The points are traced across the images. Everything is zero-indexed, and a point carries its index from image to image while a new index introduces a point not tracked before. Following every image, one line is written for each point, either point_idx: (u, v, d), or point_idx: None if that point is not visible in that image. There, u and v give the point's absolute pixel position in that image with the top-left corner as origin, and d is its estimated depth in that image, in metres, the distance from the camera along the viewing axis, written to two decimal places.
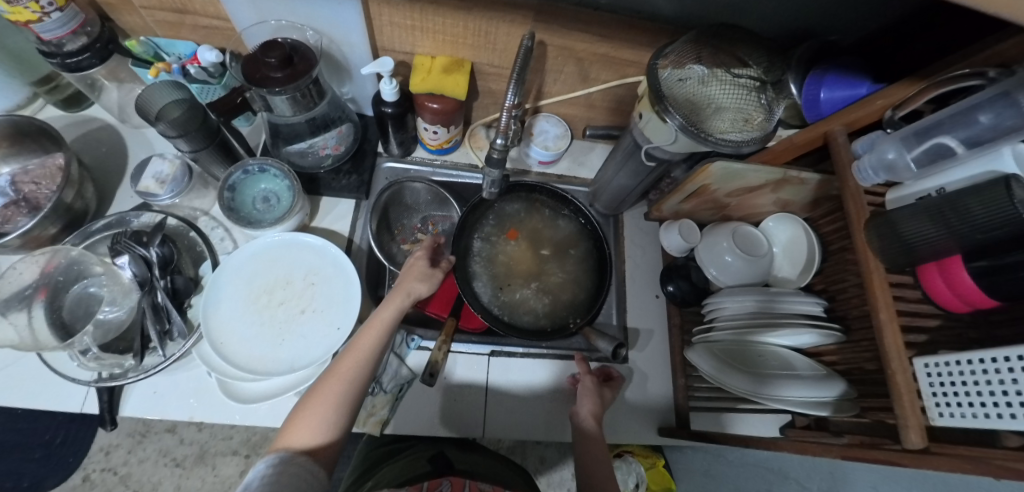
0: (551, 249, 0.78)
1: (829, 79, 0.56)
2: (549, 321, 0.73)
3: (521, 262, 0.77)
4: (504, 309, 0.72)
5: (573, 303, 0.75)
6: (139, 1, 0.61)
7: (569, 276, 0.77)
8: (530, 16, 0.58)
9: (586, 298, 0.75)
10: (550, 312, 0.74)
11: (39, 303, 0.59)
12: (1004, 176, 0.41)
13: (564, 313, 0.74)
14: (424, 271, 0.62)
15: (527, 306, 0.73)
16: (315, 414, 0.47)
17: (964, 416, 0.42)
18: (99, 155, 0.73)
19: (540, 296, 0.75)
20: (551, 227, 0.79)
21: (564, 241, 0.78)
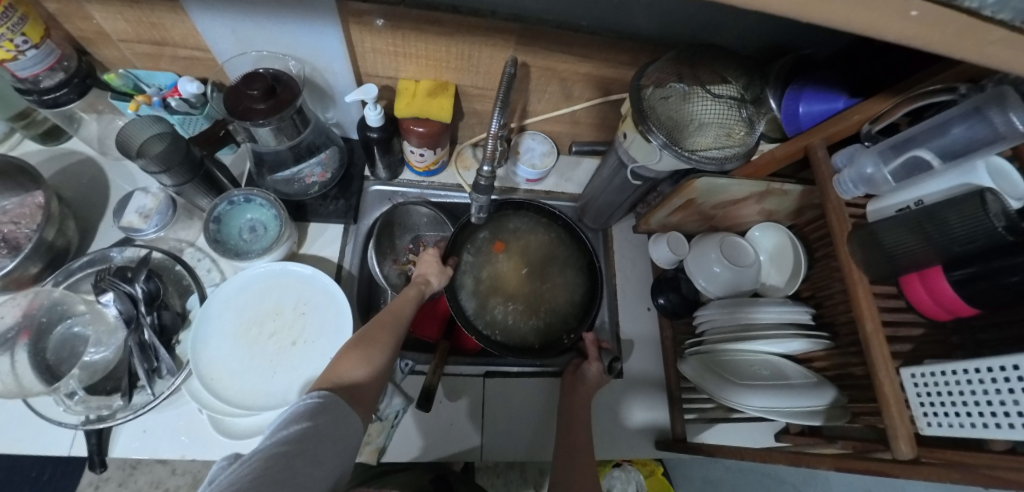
0: (541, 264, 0.77)
1: (807, 94, 0.56)
2: (541, 338, 0.72)
3: (511, 278, 0.75)
4: (495, 328, 0.71)
5: (568, 317, 0.74)
6: (117, 35, 0.61)
7: (562, 289, 0.76)
8: (513, 39, 0.59)
9: (579, 312, 0.74)
10: (542, 329, 0.73)
11: (21, 346, 0.58)
12: (980, 189, 0.43)
13: (557, 328, 0.73)
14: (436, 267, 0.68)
15: (519, 323, 0.72)
16: (351, 361, 0.48)
17: (952, 426, 0.43)
18: (79, 189, 0.71)
19: (531, 312, 0.74)
20: (541, 241, 0.78)
21: (556, 254, 0.78)
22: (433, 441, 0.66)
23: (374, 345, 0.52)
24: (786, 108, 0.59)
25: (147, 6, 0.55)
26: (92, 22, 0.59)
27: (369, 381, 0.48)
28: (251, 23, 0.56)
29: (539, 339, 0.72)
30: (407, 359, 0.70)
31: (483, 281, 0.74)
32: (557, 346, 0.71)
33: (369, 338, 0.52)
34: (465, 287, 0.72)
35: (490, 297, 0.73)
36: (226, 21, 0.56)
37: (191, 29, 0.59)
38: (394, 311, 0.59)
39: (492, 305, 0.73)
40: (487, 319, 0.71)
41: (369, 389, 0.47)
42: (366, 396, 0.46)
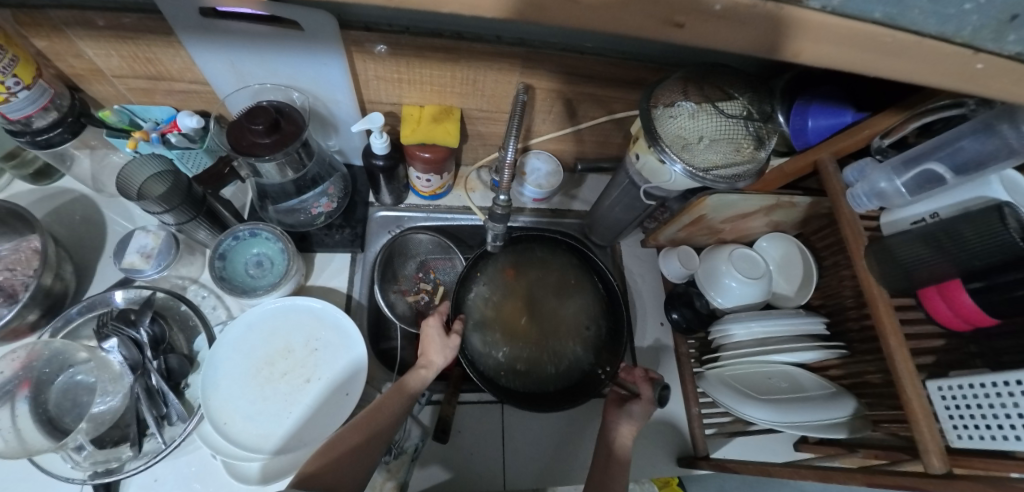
0: (552, 297, 0.69)
1: (814, 109, 0.57)
2: (571, 382, 0.64)
3: (522, 321, 0.67)
4: (515, 379, 0.63)
5: (597, 347, 0.67)
6: (112, 71, 0.59)
7: (584, 317, 0.69)
8: (518, 63, 0.58)
9: (607, 338, 0.67)
10: (570, 371, 0.65)
11: (21, 397, 0.55)
12: (997, 204, 0.43)
13: (588, 362, 0.65)
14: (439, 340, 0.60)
15: (542, 372, 0.64)
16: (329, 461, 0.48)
17: (982, 438, 0.43)
18: (72, 229, 0.69)
19: (552, 357, 0.65)
20: (549, 270, 0.71)
21: (568, 282, 0.71)
22: (451, 471, 0.65)
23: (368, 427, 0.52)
24: (793, 123, 0.60)
25: (142, 42, 0.54)
26: (84, 59, 0.57)
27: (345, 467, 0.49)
28: (251, 56, 0.55)
29: (569, 385, 0.64)
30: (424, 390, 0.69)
31: (492, 329, 0.65)
32: (595, 381, 0.63)
33: (361, 422, 0.53)
34: (474, 339, 0.64)
35: (503, 347, 0.65)
36: (224, 54, 0.55)
37: (187, 63, 0.57)
38: (402, 388, 0.57)
39: (507, 355, 0.64)
40: (505, 374, 0.63)
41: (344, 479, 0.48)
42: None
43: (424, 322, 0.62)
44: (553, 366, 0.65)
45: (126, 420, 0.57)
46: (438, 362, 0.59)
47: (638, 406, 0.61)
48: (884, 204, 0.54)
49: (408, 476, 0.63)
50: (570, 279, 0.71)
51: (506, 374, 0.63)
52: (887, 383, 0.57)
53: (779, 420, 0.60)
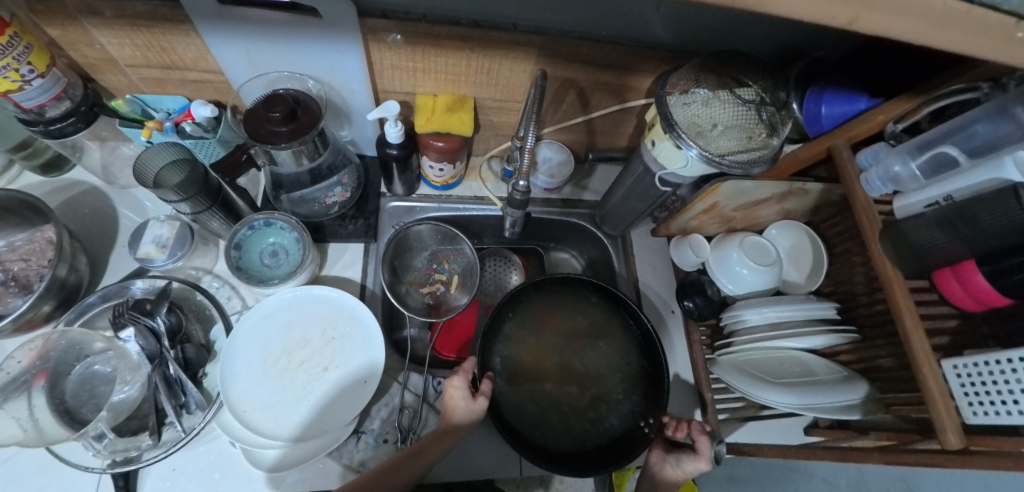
0: (574, 350, 0.72)
1: (828, 95, 0.58)
2: (603, 440, 0.65)
3: (545, 377, 0.69)
4: (539, 435, 0.64)
5: (636, 398, 0.67)
6: (125, 60, 0.59)
7: (623, 368, 0.70)
8: (534, 51, 0.58)
9: (647, 388, 0.68)
10: (600, 427, 0.66)
11: (38, 388, 0.55)
12: (1013, 183, 0.43)
13: (627, 415, 0.66)
14: (466, 401, 0.58)
15: (570, 431, 0.65)
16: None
17: (999, 414, 0.44)
18: (83, 220, 0.69)
19: (578, 413, 0.67)
20: (572, 324, 0.73)
21: (599, 333, 0.73)
22: (465, 460, 0.65)
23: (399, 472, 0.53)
24: (808, 110, 0.61)
25: (158, 30, 0.53)
26: (98, 48, 0.57)
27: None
28: (268, 44, 0.55)
29: (600, 443, 0.65)
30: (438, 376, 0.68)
31: (516, 388, 0.68)
32: (638, 436, 0.64)
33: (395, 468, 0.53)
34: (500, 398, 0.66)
35: (528, 406, 0.66)
36: (240, 42, 0.55)
37: (202, 52, 0.57)
38: (444, 432, 0.57)
39: (533, 415, 0.66)
40: (532, 434, 0.64)
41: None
42: None
43: (447, 383, 0.59)
44: (581, 424, 0.66)
45: (144, 410, 0.56)
46: (463, 428, 0.57)
47: (697, 463, 0.58)
48: (898, 189, 0.55)
49: None
50: (607, 329, 0.73)
51: (531, 431, 0.64)
52: (900, 366, 0.57)
53: (795, 403, 0.60)
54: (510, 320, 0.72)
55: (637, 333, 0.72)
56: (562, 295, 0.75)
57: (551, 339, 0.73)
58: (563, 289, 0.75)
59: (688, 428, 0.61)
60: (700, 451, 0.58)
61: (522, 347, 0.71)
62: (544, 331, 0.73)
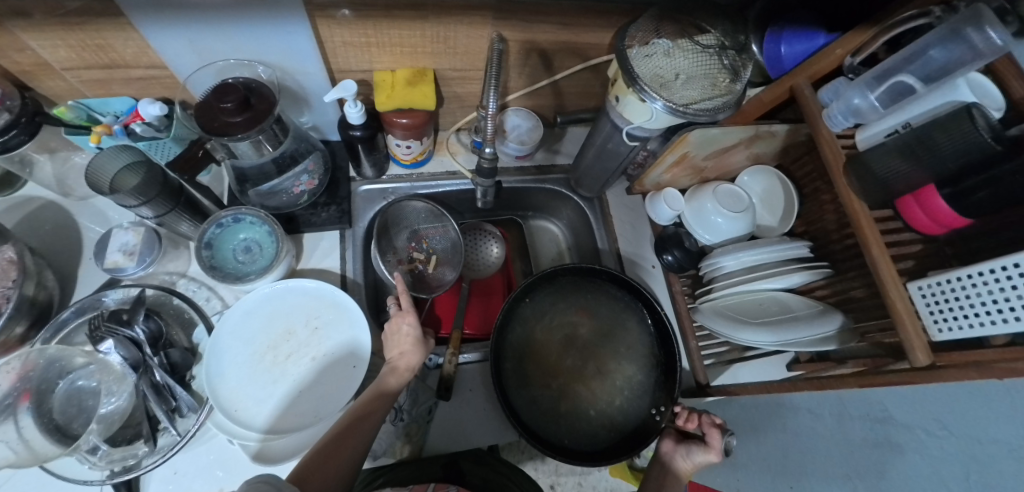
0: (588, 342, 0.72)
1: (787, 34, 0.58)
2: (616, 430, 0.66)
3: (561, 370, 0.70)
4: (553, 426, 0.66)
5: (648, 387, 0.68)
6: (60, 63, 0.56)
7: (635, 357, 0.70)
8: (489, 15, 0.56)
9: (659, 378, 0.68)
10: (614, 417, 0.67)
11: (24, 409, 0.53)
12: (966, 106, 0.44)
13: (639, 403, 0.67)
14: (414, 338, 0.61)
15: (586, 422, 0.66)
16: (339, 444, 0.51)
17: (963, 328, 0.46)
18: (44, 237, 0.66)
19: (593, 404, 0.68)
20: (585, 317, 0.73)
21: (611, 324, 0.73)
22: (465, 431, 0.67)
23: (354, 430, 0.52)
24: (768, 51, 0.61)
25: (91, 27, 0.50)
26: (29, 53, 0.54)
27: (332, 467, 0.49)
28: (211, 30, 0.52)
29: (614, 434, 0.66)
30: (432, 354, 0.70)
31: (533, 383, 0.69)
32: (651, 427, 0.65)
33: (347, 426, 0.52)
34: (516, 394, 0.67)
35: (544, 399, 0.68)
36: (181, 31, 0.52)
37: (142, 46, 0.54)
38: (398, 368, 0.59)
39: (549, 408, 0.67)
40: (548, 427, 0.65)
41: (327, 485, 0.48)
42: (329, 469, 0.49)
43: (394, 320, 0.62)
44: (595, 414, 0.67)
45: (136, 419, 0.56)
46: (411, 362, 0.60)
47: (709, 455, 0.62)
48: (860, 121, 0.55)
49: (425, 439, 0.65)
50: (619, 313, 0.73)
51: (544, 421, 0.66)
52: (872, 294, 0.59)
53: (775, 340, 0.62)
54: (524, 311, 0.72)
55: (648, 321, 0.72)
56: (575, 283, 0.74)
57: (564, 327, 0.73)
58: (574, 277, 0.74)
59: (700, 422, 0.64)
60: (712, 445, 0.62)
61: (535, 337, 0.72)
62: (556, 319, 0.73)
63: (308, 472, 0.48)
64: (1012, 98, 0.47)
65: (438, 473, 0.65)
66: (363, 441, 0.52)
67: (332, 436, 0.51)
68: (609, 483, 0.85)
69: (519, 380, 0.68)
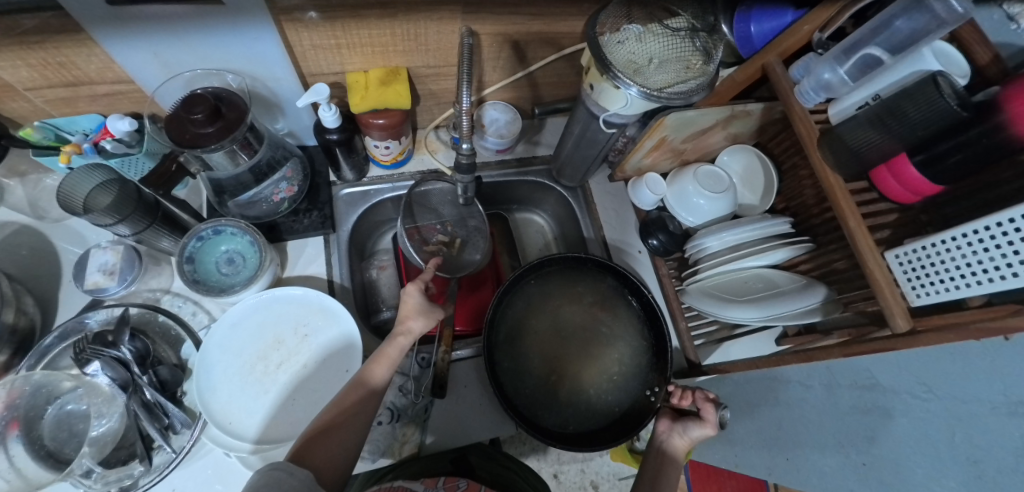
0: (578, 330, 0.73)
1: (756, 13, 0.59)
2: (613, 414, 0.66)
3: (553, 360, 0.71)
4: (551, 415, 0.66)
5: (641, 370, 0.69)
6: (21, 83, 0.54)
7: (627, 340, 0.71)
8: (458, 10, 0.56)
9: (650, 360, 0.69)
10: (609, 400, 0.67)
11: (13, 438, 0.52)
12: (931, 74, 0.45)
13: (634, 385, 0.68)
14: (421, 306, 0.61)
15: (582, 408, 0.67)
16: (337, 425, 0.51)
17: (940, 293, 0.47)
18: (20, 262, 0.65)
19: (588, 390, 0.68)
20: (573, 305, 0.74)
21: (600, 311, 0.73)
22: (464, 427, 0.67)
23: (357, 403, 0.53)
24: (738, 31, 0.61)
25: (49, 45, 0.49)
26: None
27: (333, 444, 0.50)
28: (174, 41, 0.51)
29: (611, 417, 0.66)
30: (424, 353, 0.70)
31: (527, 375, 0.69)
32: (646, 408, 0.66)
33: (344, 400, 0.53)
34: (511, 387, 0.67)
35: (539, 390, 0.68)
36: (144, 43, 0.51)
37: (105, 62, 0.53)
38: (402, 332, 0.58)
39: (545, 398, 0.67)
40: (546, 417, 0.66)
41: (334, 457, 0.50)
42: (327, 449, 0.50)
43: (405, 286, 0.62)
44: (591, 399, 0.68)
45: (129, 439, 0.55)
46: (416, 326, 0.60)
47: (705, 428, 0.62)
48: (832, 96, 0.56)
49: (423, 438, 0.65)
50: (607, 299, 0.74)
51: (542, 411, 0.66)
52: (852, 266, 0.61)
53: (761, 315, 0.64)
54: (514, 303, 0.72)
55: (636, 305, 0.72)
56: (564, 272, 0.74)
57: (554, 317, 0.73)
58: (562, 267, 0.74)
59: (693, 397, 0.63)
60: (706, 419, 0.62)
61: (527, 328, 0.72)
62: (546, 309, 0.73)
63: (310, 446, 0.49)
64: (977, 64, 0.48)
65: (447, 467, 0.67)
66: (365, 418, 0.53)
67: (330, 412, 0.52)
68: (610, 467, 0.91)
69: (513, 373, 0.68)
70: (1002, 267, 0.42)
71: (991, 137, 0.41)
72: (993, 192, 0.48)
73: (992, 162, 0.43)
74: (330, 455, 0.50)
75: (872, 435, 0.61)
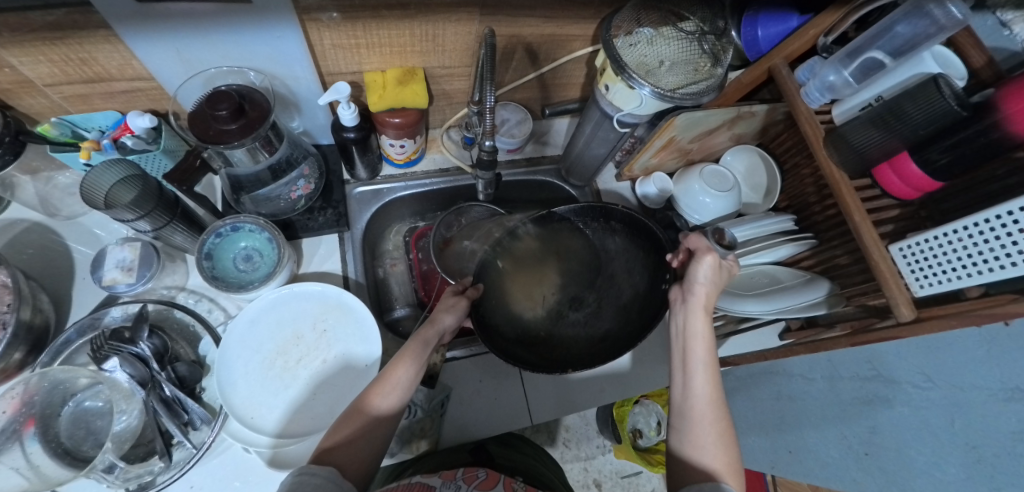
0: (556, 271, 0.63)
1: (762, 18, 0.62)
2: (634, 318, 0.59)
3: (545, 305, 0.61)
4: (576, 358, 0.58)
5: (639, 270, 0.61)
6: (42, 80, 0.54)
7: (610, 253, 0.62)
8: (477, 11, 0.57)
9: (646, 258, 0.60)
10: (633, 316, 0.59)
11: (30, 435, 0.52)
12: (933, 76, 0.48)
13: (652, 290, 0.59)
14: (449, 300, 0.55)
15: (601, 337, 0.60)
16: (356, 439, 0.46)
17: (942, 283, 0.49)
18: (28, 261, 0.64)
19: (608, 320, 0.61)
20: (528, 242, 0.62)
21: (563, 239, 0.63)
22: (479, 421, 0.68)
23: (379, 421, 0.48)
24: (745, 35, 0.64)
25: (72, 40, 0.49)
26: (8, 71, 0.52)
27: (351, 451, 0.46)
28: (197, 39, 0.51)
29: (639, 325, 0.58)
30: None
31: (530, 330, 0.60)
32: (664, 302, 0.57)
33: (368, 400, 0.48)
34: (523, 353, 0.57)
35: (556, 345, 0.59)
36: (168, 41, 0.51)
37: (127, 58, 0.53)
38: (433, 324, 0.53)
39: (565, 351, 0.59)
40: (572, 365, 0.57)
41: (355, 461, 0.46)
42: (335, 451, 0.45)
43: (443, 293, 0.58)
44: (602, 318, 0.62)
45: (148, 436, 0.54)
46: (447, 323, 0.53)
47: (707, 258, 0.49)
48: (835, 97, 0.59)
49: (439, 431, 0.65)
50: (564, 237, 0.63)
51: (562, 360, 0.58)
52: (854, 261, 0.63)
53: (771, 309, 0.66)
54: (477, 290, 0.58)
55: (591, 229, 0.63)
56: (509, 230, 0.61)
57: (524, 277, 0.62)
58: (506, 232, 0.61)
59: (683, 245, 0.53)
60: (702, 247, 0.50)
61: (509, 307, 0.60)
62: (515, 276, 0.61)
63: (333, 450, 0.46)
64: (972, 67, 0.51)
65: (468, 457, 0.68)
66: (388, 431, 0.49)
67: (348, 418, 0.48)
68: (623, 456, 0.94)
69: (505, 343, 0.57)
70: (1001, 257, 0.44)
71: (989, 135, 0.43)
72: (989, 188, 0.50)
73: (989, 159, 0.45)
74: (353, 458, 0.46)
75: (875, 424, 0.64)
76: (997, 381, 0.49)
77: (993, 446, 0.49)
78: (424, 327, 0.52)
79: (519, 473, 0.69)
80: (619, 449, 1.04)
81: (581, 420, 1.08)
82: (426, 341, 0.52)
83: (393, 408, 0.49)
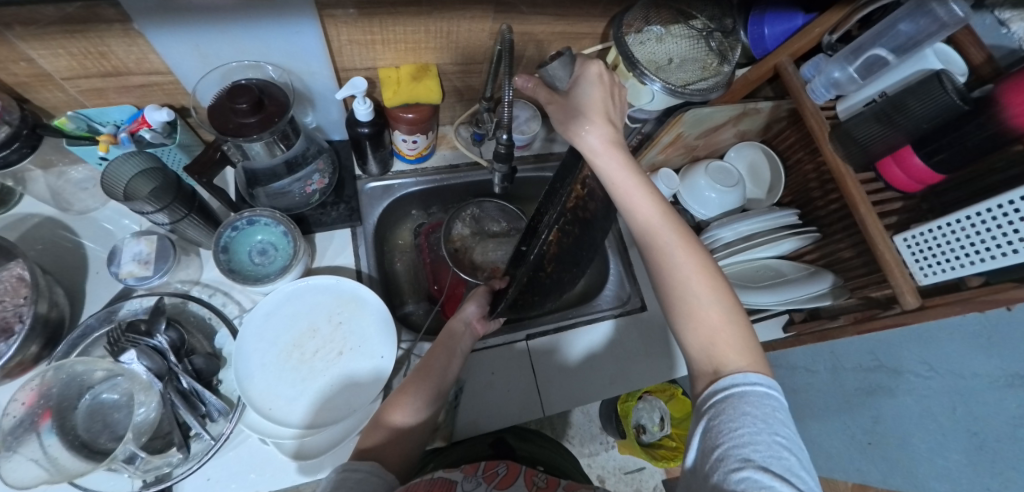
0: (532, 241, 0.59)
1: (769, 17, 0.63)
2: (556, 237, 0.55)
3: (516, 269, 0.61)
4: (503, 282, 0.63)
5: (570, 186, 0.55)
6: (59, 73, 0.54)
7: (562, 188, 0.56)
8: (491, 9, 0.58)
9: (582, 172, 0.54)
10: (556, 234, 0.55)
11: (47, 428, 0.52)
12: (935, 73, 0.50)
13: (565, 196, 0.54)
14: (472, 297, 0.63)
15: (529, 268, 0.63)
16: (393, 439, 0.49)
17: (943, 272, 0.50)
18: (43, 254, 0.64)
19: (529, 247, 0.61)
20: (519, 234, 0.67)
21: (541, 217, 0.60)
22: (492, 412, 0.69)
23: (409, 429, 0.50)
24: (751, 33, 0.66)
25: (92, 34, 0.49)
26: (26, 64, 0.52)
27: (390, 450, 0.48)
28: (217, 33, 0.52)
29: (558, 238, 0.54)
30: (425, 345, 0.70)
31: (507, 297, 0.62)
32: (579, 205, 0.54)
33: (401, 401, 0.51)
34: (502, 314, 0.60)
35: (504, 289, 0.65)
36: (188, 35, 0.52)
37: (145, 52, 0.54)
38: (458, 320, 0.60)
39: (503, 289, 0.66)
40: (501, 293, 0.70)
41: (395, 457, 0.48)
42: (371, 445, 0.48)
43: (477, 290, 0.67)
44: (556, 230, 0.50)
45: (166, 429, 0.55)
46: (469, 313, 0.61)
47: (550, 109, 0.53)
48: (840, 93, 0.61)
49: (454, 423, 0.66)
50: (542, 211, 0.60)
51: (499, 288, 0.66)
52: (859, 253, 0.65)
53: (778, 300, 0.69)
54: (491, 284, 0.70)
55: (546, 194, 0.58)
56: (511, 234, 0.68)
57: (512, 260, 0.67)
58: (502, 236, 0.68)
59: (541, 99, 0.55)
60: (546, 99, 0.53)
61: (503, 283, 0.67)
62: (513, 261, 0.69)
63: (373, 447, 0.47)
64: (971, 64, 0.53)
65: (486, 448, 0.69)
66: (422, 433, 0.51)
67: (382, 421, 0.50)
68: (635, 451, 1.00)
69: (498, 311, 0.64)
70: (1003, 245, 0.45)
71: (988, 128, 0.45)
72: (990, 180, 0.52)
73: (989, 151, 0.47)
74: (391, 455, 0.48)
75: (879, 412, 0.65)
76: (998, 369, 0.51)
77: (993, 431, 0.51)
78: (453, 324, 0.59)
79: (540, 464, 0.71)
80: (624, 444, 1.05)
81: (586, 415, 1.09)
82: (453, 335, 0.58)
83: (426, 410, 0.52)
